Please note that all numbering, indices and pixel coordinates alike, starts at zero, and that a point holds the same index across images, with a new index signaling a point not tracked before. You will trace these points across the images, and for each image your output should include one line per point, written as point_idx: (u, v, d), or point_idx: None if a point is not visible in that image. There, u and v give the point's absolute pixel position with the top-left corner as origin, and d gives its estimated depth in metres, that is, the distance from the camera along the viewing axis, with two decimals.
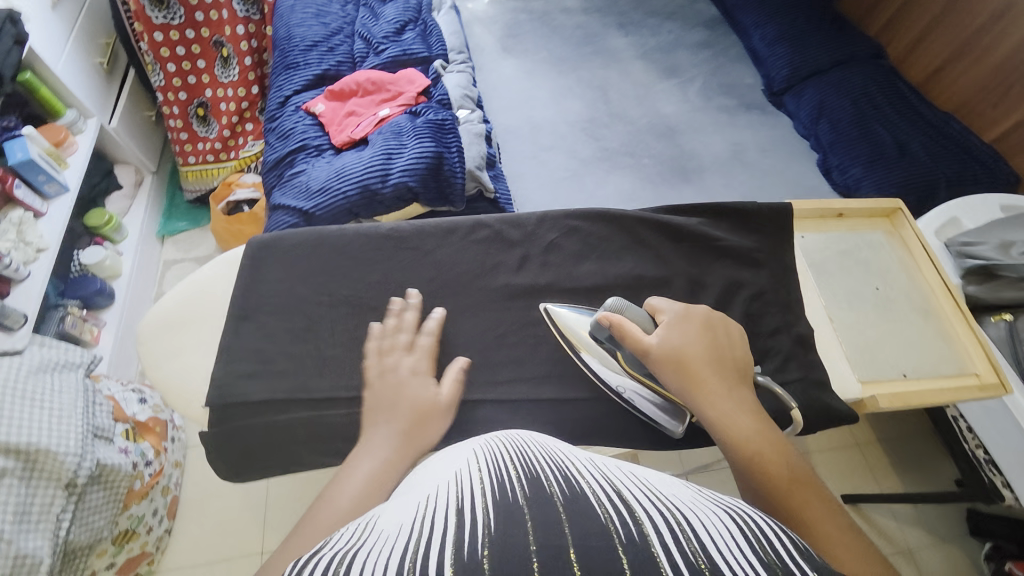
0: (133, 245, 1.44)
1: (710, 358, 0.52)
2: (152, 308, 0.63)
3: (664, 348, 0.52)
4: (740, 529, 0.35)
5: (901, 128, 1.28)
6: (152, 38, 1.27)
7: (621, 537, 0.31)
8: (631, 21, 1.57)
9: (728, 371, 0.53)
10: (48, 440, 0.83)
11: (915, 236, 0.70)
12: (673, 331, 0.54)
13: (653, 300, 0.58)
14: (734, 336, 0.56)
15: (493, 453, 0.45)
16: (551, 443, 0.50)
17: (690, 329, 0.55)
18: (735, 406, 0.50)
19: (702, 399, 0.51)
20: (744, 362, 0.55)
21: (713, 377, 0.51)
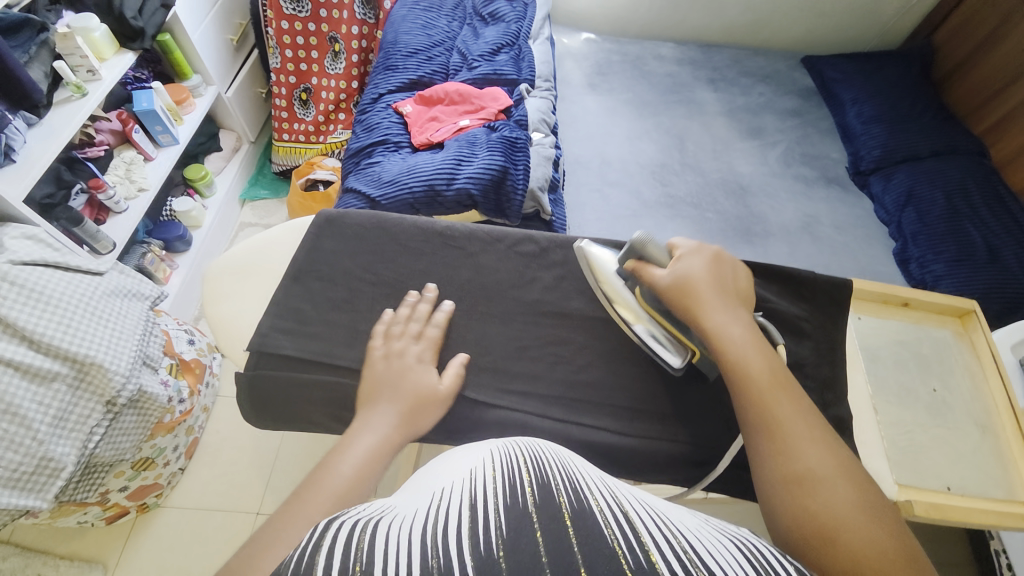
0: (217, 202, 1.57)
1: (715, 285, 0.57)
2: (223, 255, 0.69)
3: (672, 277, 0.57)
4: (746, 555, 0.35)
5: (997, 233, 1.19)
6: (278, 26, 1.41)
7: (629, 562, 0.31)
8: (722, 79, 1.58)
9: (729, 294, 0.57)
10: (102, 355, 0.90)
11: (987, 343, 0.64)
12: (683, 262, 0.59)
13: (674, 239, 0.61)
14: (739, 270, 0.60)
15: (508, 454, 0.46)
16: (572, 459, 0.50)
17: (701, 263, 0.58)
18: (730, 319, 0.54)
19: (699, 313, 0.55)
20: (747, 291, 0.59)
21: (714, 298, 0.55)
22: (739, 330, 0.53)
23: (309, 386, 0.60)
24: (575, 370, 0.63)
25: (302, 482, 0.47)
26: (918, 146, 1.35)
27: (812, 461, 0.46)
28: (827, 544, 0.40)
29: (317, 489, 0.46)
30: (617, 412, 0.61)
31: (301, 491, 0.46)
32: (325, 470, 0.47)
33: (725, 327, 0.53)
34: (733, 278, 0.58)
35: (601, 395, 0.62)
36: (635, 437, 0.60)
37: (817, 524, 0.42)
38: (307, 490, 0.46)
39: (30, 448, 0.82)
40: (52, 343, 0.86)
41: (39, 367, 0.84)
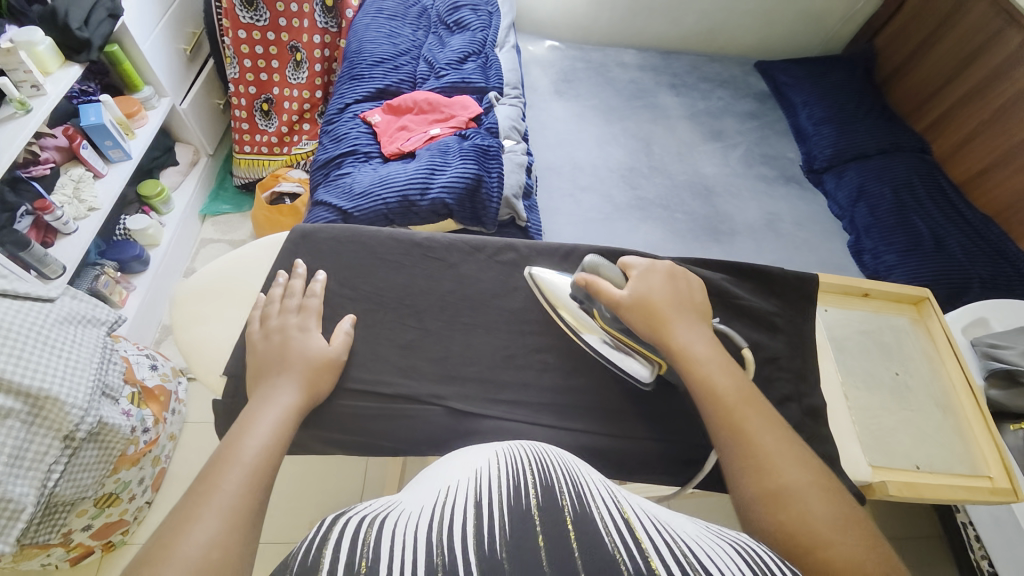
0: (175, 218, 1.50)
1: (676, 302, 0.58)
2: (191, 278, 0.66)
3: (633, 295, 0.57)
4: (748, 565, 0.35)
5: (940, 223, 1.28)
6: (236, 35, 1.37)
7: (630, 568, 0.32)
8: (683, 84, 1.63)
9: (687, 311, 0.58)
10: (58, 388, 0.84)
11: (941, 327, 0.69)
12: (643, 279, 0.59)
13: (624, 260, 0.62)
14: (694, 286, 0.61)
15: (512, 457, 0.47)
16: (575, 462, 0.51)
17: (655, 281, 0.59)
18: (693, 338, 0.55)
19: (663, 334, 0.56)
20: (704, 306, 0.60)
21: (677, 317, 0.57)
22: (704, 349, 0.55)
23: None
24: (563, 376, 0.63)
25: (204, 464, 0.46)
26: (865, 144, 1.44)
27: (792, 479, 0.47)
28: (805, 554, 0.42)
29: (224, 468, 0.45)
30: (606, 416, 0.62)
31: (207, 471, 0.45)
32: (227, 448, 0.47)
33: (690, 346, 0.55)
34: (691, 293, 0.59)
35: (590, 399, 0.62)
36: (625, 439, 0.60)
37: (801, 542, 0.43)
38: (213, 470, 0.45)
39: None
40: (1, 378, 0.79)
41: None
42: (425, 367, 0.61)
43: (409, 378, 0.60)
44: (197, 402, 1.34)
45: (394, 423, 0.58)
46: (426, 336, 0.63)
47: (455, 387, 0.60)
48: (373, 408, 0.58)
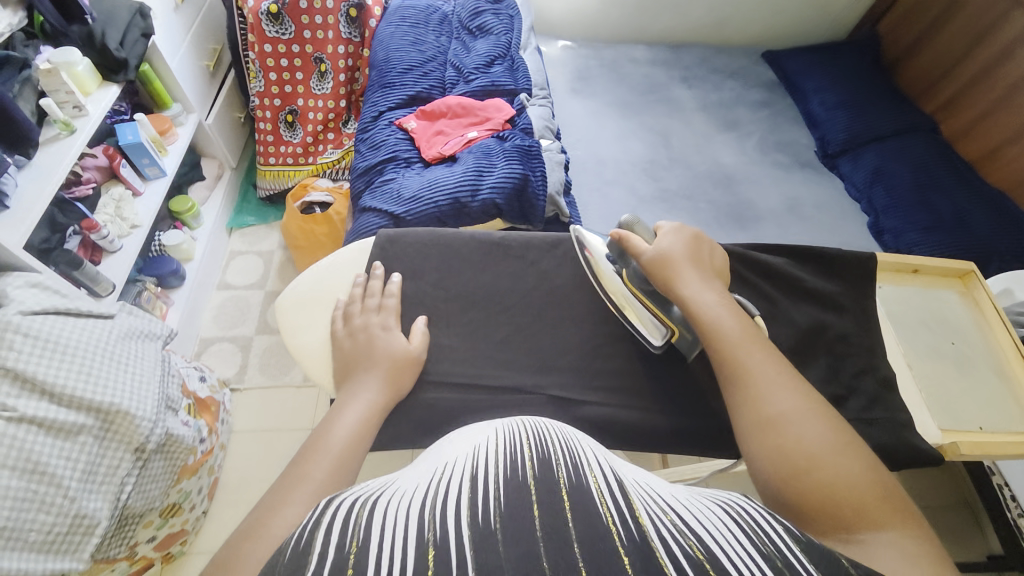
0: (206, 232, 1.52)
1: (689, 258, 0.60)
2: (291, 285, 0.69)
3: (656, 253, 0.59)
4: (740, 526, 0.34)
5: (958, 200, 1.32)
6: (262, 49, 1.40)
7: (623, 538, 0.30)
8: (695, 77, 1.67)
9: (703, 267, 0.60)
10: (127, 402, 0.86)
11: (987, 297, 0.73)
12: (663, 237, 0.61)
13: (663, 222, 0.64)
14: (715, 250, 0.62)
15: (512, 432, 0.45)
16: (580, 436, 0.49)
17: (680, 240, 0.61)
18: (703, 288, 0.57)
19: (673, 284, 0.58)
20: (719, 268, 0.62)
21: (688, 268, 0.58)
22: (711, 298, 0.56)
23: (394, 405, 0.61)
24: (647, 362, 0.66)
25: (298, 451, 0.49)
26: (877, 127, 1.48)
27: (786, 405, 0.48)
28: (800, 476, 0.44)
29: (314, 457, 0.48)
30: (692, 396, 0.65)
31: (299, 460, 0.48)
32: (320, 439, 0.50)
33: (699, 296, 0.56)
34: (710, 255, 0.62)
35: (670, 382, 0.65)
36: (696, 418, 0.63)
37: (797, 462, 0.44)
38: (305, 459, 0.48)
39: (60, 508, 0.77)
40: (73, 394, 0.81)
41: (65, 421, 0.79)
42: (517, 358, 0.65)
43: (507, 369, 0.64)
44: (241, 411, 1.34)
45: (491, 412, 0.61)
46: (515, 331, 0.67)
47: (547, 376, 0.64)
48: (478, 399, 0.62)
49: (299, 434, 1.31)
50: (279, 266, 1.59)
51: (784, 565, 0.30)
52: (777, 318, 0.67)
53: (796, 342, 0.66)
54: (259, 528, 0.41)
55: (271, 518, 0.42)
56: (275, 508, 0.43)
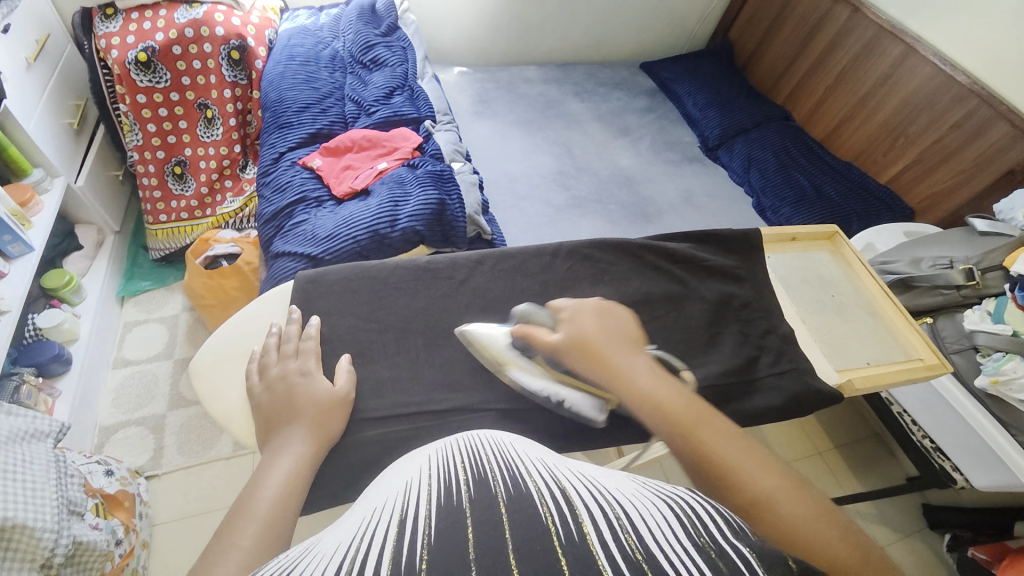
0: (92, 306, 1.35)
1: (607, 337, 0.56)
2: (205, 344, 0.64)
3: (567, 338, 0.55)
4: (678, 514, 0.33)
5: (815, 174, 1.54)
6: (134, 100, 1.31)
7: (560, 537, 0.30)
8: (585, 90, 1.80)
9: (621, 342, 0.56)
10: (25, 513, 0.73)
11: (853, 252, 0.86)
12: (574, 320, 0.58)
13: (556, 301, 0.62)
14: (622, 318, 0.60)
15: (445, 456, 0.42)
16: (516, 440, 0.48)
17: (588, 320, 0.58)
18: (636, 369, 0.52)
19: (603, 369, 0.52)
20: (635, 335, 0.59)
21: (610, 348, 0.54)
22: (642, 377, 0.51)
23: (338, 449, 0.58)
24: None
25: (220, 523, 0.43)
26: (743, 120, 1.68)
27: (766, 483, 0.42)
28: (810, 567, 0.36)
29: (239, 525, 0.43)
30: None
31: (221, 532, 0.42)
32: (243, 504, 0.45)
33: (633, 376, 0.51)
34: (620, 324, 0.59)
35: None
36: None
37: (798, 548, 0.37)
38: (229, 528, 0.42)
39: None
40: None
41: None
42: (463, 378, 0.65)
43: (453, 390, 0.64)
44: (162, 499, 1.18)
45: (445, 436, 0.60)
46: (457, 350, 0.67)
47: (494, 390, 0.64)
48: (429, 426, 0.61)
49: None
50: (188, 330, 1.45)
51: (721, 554, 0.29)
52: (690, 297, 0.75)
53: (710, 316, 0.74)
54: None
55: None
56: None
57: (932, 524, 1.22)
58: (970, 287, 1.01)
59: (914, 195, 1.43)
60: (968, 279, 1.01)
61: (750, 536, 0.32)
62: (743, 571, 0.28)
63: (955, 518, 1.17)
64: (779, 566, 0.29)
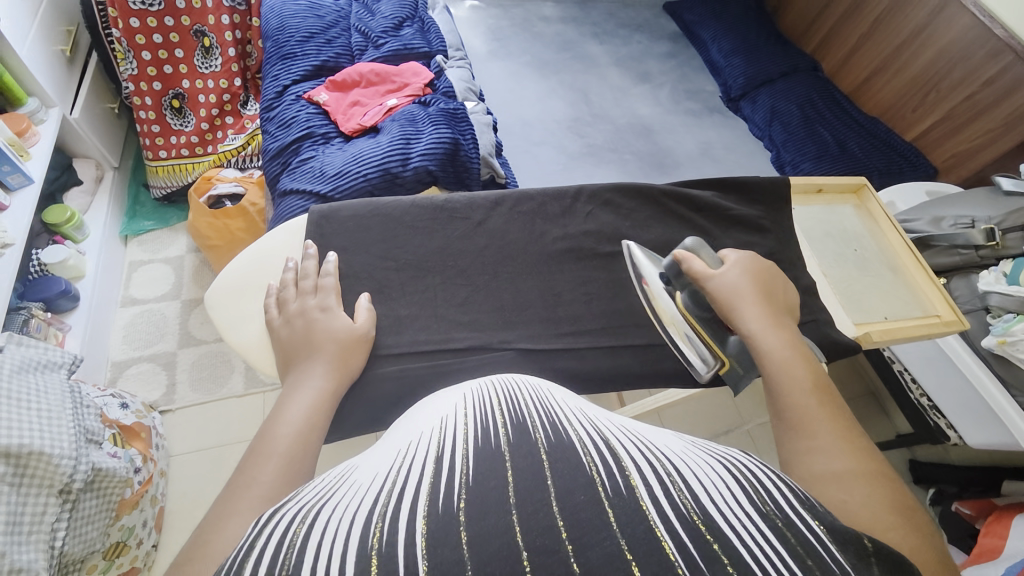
0: (96, 244, 1.33)
1: (759, 295, 0.55)
2: (220, 276, 0.64)
3: (722, 283, 0.55)
4: (734, 478, 0.33)
5: (839, 129, 1.47)
6: (128, 25, 1.23)
7: (607, 489, 0.29)
8: (604, 31, 1.69)
9: (775, 303, 0.55)
10: (41, 442, 0.75)
11: (879, 206, 0.83)
12: (731, 267, 0.56)
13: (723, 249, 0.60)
14: (784, 283, 0.58)
15: (481, 398, 0.42)
16: (552, 387, 0.48)
17: (746, 275, 0.56)
18: (775, 327, 0.51)
19: (739, 321, 0.52)
20: (790, 303, 0.57)
21: (763, 308, 0.53)
22: (779, 336, 0.50)
23: (358, 384, 0.59)
24: (605, 301, 0.68)
25: (241, 459, 0.43)
26: (770, 69, 1.59)
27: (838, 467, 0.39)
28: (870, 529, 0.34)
29: (260, 462, 0.43)
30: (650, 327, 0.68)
31: (243, 466, 0.43)
32: (264, 440, 0.45)
33: (764, 335, 0.50)
34: (782, 287, 0.58)
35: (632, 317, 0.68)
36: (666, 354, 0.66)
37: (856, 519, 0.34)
38: (250, 465, 0.42)
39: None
40: None
41: None
42: (480, 318, 0.65)
43: (471, 329, 0.64)
44: (177, 433, 1.21)
45: (462, 374, 0.61)
46: (475, 291, 0.66)
47: (511, 331, 0.64)
48: (448, 362, 0.61)
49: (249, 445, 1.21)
50: (194, 271, 1.44)
51: (786, 524, 0.29)
52: (712, 248, 0.73)
53: None
54: (212, 540, 0.35)
55: (230, 524, 0.37)
56: (222, 523, 0.37)
57: (916, 479, 1.27)
58: (988, 249, 1.00)
59: (941, 152, 1.37)
60: (988, 239, 0.99)
61: (815, 510, 0.31)
62: (811, 545, 0.27)
63: (940, 474, 1.21)
64: (849, 545, 0.28)
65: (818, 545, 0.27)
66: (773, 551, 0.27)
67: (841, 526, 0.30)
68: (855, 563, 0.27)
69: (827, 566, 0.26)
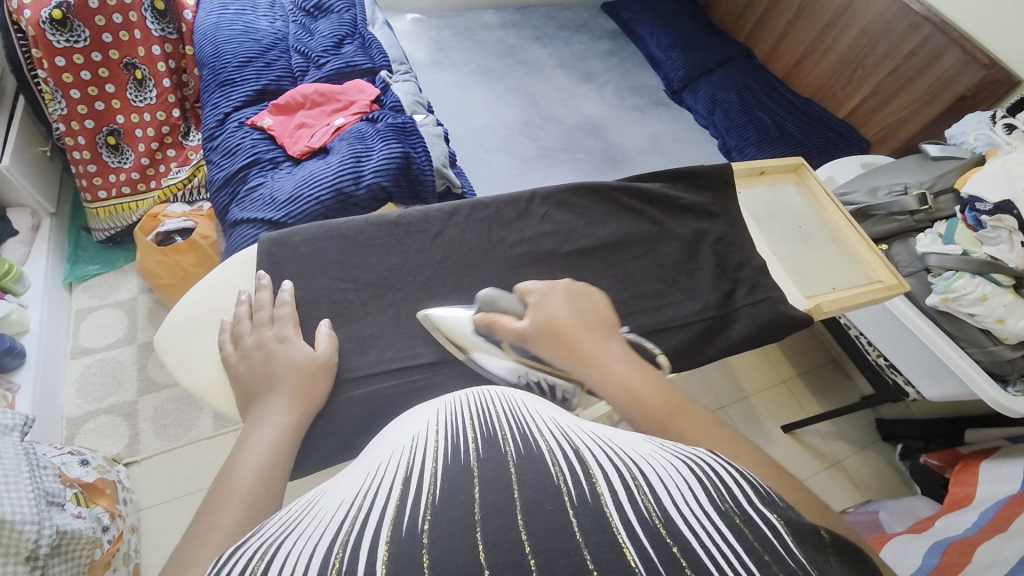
0: (38, 295, 1.25)
1: (581, 322, 0.52)
2: (170, 315, 0.61)
3: (536, 325, 0.51)
4: (698, 476, 0.33)
5: (777, 113, 1.54)
6: (53, 64, 1.17)
7: (572, 498, 0.29)
8: (546, 35, 1.72)
9: (598, 327, 0.53)
10: (1, 510, 0.68)
11: (818, 183, 0.87)
12: (543, 305, 0.54)
13: (522, 284, 0.58)
14: (597, 299, 0.56)
15: (454, 412, 0.42)
16: (525, 397, 0.48)
17: (562, 305, 0.54)
18: (611, 357, 0.49)
19: (580, 359, 0.49)
20: (610, 317, 0.55)
21: (587, 337, 0.50)
22: (623, 364, 0.48)
23: (325, 412, 0.57)
24: None
25: (202, 503, 0.42)
26: (707, 60, 1.65)
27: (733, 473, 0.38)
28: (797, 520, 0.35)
29: (220, 505, 0.41)
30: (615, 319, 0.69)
31: (202, 511, 0.41)
32: (224, 481, 0.43)
33: (610, 368, 0.48)
34: (595, 306, 0.55)
35: None
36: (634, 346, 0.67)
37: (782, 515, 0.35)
38: (209, 509, 0.41)
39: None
40: None
41: None
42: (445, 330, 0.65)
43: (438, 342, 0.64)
44: (147, 483, 1.15)
45: (432, 389, 0.60)
46: (438, 303, 0.66)
47: None
48: (416, 378, 0.61)
49: None
50: (148, 312, 1.37)
51: (744, 520, 0.29)
52: (666, 237, 0.75)
53: (686, 253, 0.75)
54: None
55: (191, 573, 0.35)
56: (180, 574, 0.35)
57: (885, 436, 1.34)
58: (923, 213, 1.06)
59: (870, 128, 1.46)
60: (921, 204, 1.05)
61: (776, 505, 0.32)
62: (768, 539, 0.28)
63: (903, 430, 1.29)
64: (806, 539, 0.29)
65: (776, 541, 0.28)
66: (730, 549, 0.27)
67: (799, 520, 0.31)
68: (811, 557, 0.28)
69: (784, 561, 0.27)
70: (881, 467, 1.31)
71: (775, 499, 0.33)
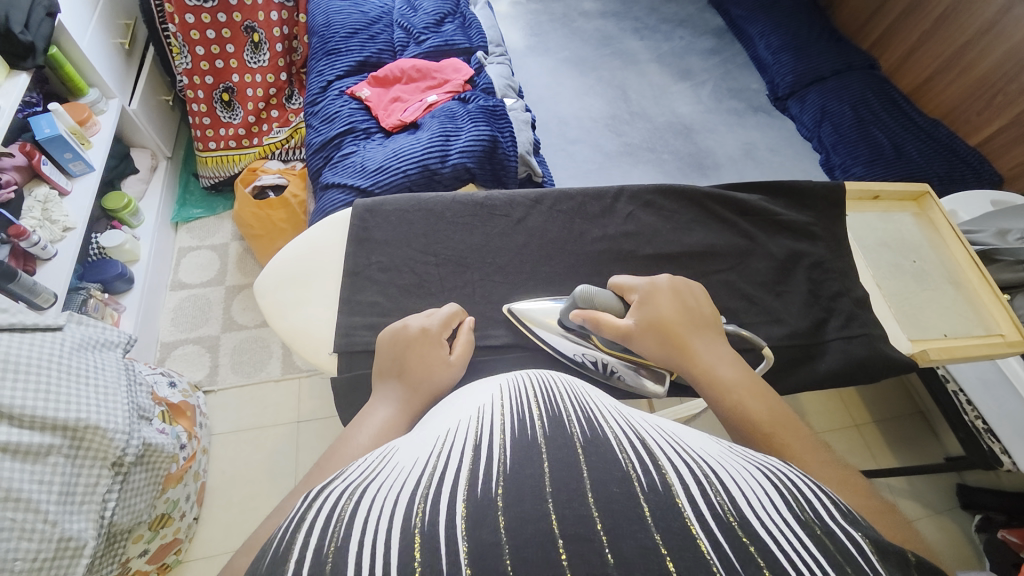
0: (149, 230, 1.40)
1: (685, 321, 0.53)
2: (271, 264, 0.66)
3: (641, 322, 0.54)
4: (774, 486, 0.32)
5: (897, 132, 1.38)
6: (183, 20, 1.28)
7: (642, 485, 0.29)
8: (646, 26, 1.66)
9: (701, 328, 0.53)
10: (97, 416, 0.75)
11: (942, 216, 0.78)
12: (648, 303, 0.55)
13: (620, 282, 0.59)
14: (701, 296, 0.56)
15: (518, 390, 0.42)
16: (589, 388, 0.47)
17: (661, 301, 0.55)
18: (718, 361, 0.50)
19: (684, 356, 0.51)
20: (715, 319, 0.55)
21: (692, 337, 0.52)
22: (728, 367, 0.49)
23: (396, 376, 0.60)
24: None
25: (323, 456, 0.44)
26: (822, 67, 1.51)
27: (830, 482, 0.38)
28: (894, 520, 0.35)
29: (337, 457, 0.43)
30: None
31: (321, 463, 0.43)
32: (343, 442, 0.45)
33: (717, 367, 0.50)
34: (698, 305, 0.55)
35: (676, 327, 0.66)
36: None
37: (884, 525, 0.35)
38: (328, 461, 0.43)
39: (38, 535, 0.66)
40: (30, 414, 0.70)
41: (28, 444, 0.68)
42: (518, 317, 0.65)
43: (507, 328, 0.64)
44: (218, 414, 1.27)
45: (498, 370, 0.61)
46: (511, 289, 0.66)
47: None
48: (482, 358, 0.62)
49: (285, 428, 1.25)
50: (237, 259, 1.50)
51: (824, 532, 0.28)
52: (756, 254, 0.71)
53: (777, 274, 0.70)
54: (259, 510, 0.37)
55: None
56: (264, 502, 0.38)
57: (964, 504, 1.20)
58: None
59: (1007, 161, 1.28)
60: None
61: (857, 522, 0.30)
62: (849, 552, 0.27)
63: (986, 500, 1.15)
64: (894, 556, 0.27)
65: (858, 555, 0.26)
66: (812, 557, 0.26)
67: (883, 539, 0.29)
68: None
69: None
70: (955, 537, 1.18)
71: (856, 516, 0.31)
